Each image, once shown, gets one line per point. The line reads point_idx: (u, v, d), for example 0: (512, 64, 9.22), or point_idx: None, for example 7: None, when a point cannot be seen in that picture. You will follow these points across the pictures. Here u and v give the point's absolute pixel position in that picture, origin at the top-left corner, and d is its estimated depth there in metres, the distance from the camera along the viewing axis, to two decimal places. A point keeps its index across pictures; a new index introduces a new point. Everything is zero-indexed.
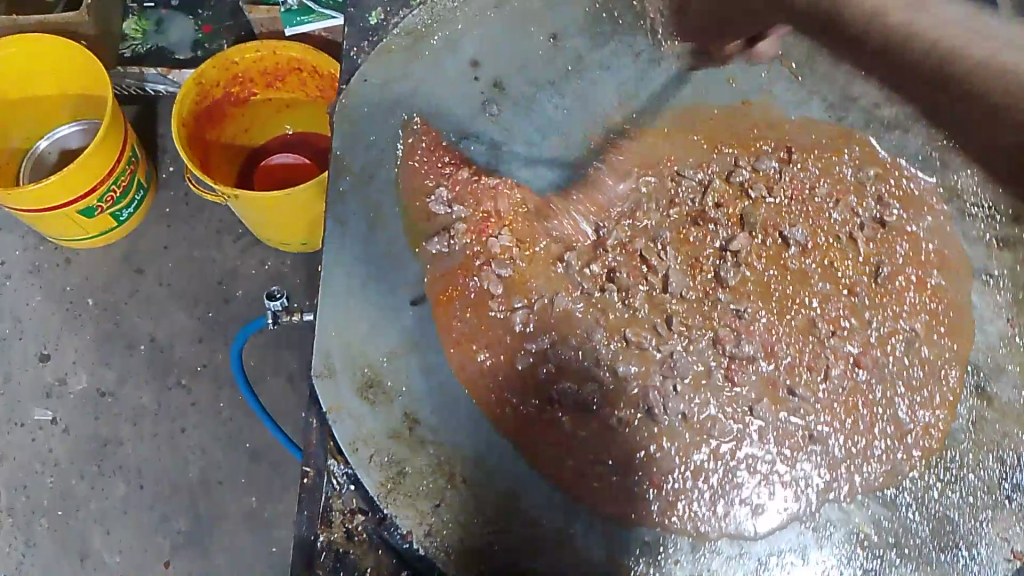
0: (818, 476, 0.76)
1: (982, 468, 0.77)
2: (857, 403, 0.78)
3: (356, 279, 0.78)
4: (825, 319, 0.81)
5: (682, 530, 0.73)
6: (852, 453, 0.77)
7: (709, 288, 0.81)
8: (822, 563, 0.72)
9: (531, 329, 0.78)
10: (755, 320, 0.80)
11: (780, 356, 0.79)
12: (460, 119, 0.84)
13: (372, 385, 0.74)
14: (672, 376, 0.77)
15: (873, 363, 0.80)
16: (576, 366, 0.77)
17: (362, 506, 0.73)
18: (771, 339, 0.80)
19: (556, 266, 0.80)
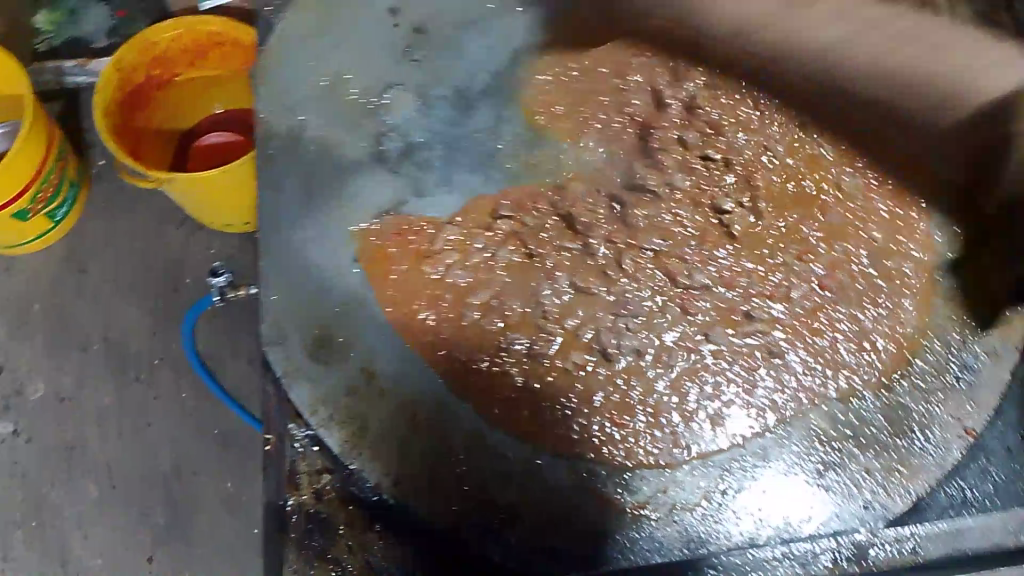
0: (777, 385, 0.77)
1: (930, 355, 0.79)
2: (819, 321, 0.80)
3: (297, 239, 0.77)
4: (791, 244, 0.82)
5: (652, 455, 0.74)
6: (811, 364, 0.78)
7: (654, 224, 0.82)
8: (783, 463, 0.74)
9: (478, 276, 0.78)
10: (715, 253, 0.81)
11: (739, 283, 0.80)
12: (383, 66, 0.82)
13: (326, 344, 0.74)
14: (623, 316, 0.78)
15: (838, 285, 0.81)
16: (522, 319, 0.77)
17: (327, 466, 0.73)
18: (722, 267, 0.81)
19: (500, 222, 0.80)
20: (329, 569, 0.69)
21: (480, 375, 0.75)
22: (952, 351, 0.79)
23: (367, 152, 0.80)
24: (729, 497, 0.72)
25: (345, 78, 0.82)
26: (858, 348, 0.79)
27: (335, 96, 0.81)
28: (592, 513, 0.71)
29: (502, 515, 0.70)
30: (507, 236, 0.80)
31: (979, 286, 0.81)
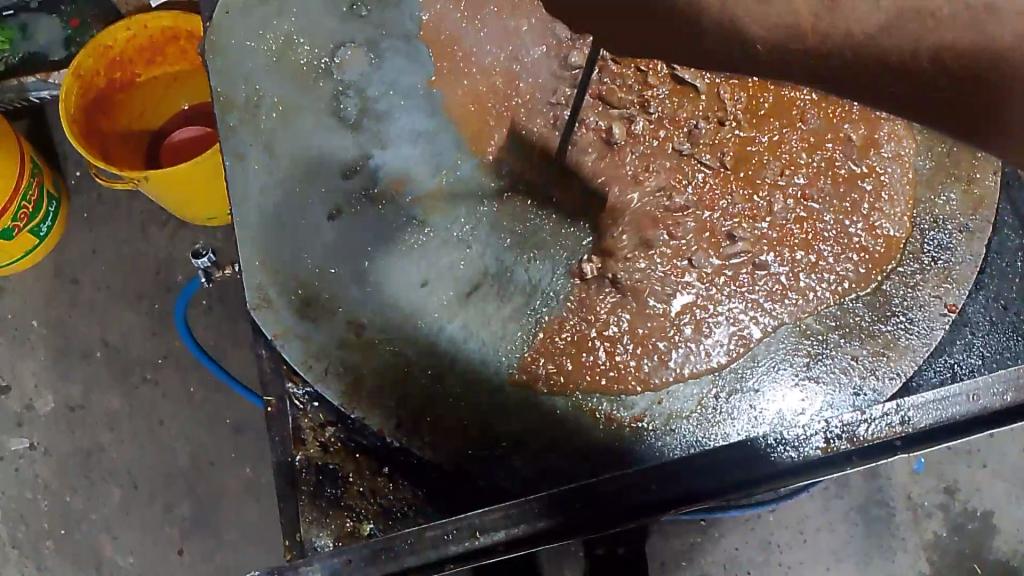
0: (764, 290, 0.79)
1: (904, 241, 0.80)
2: (804, 230, 0.81)
3: (266, 207, 0.77)
4: (774, 158, 0.83)
5: (645, 378, 0.76)
6: (796, 267, 0.80)
7: (626, 143, 0.84)
8: (771, 360, 0.75)
9: (458, 213, 0.80)
10: (697, 179, 0.83)
11: (723, 205, 0.82)
12: (331, 23, 0.84)
13: (312, 303, 0.75)
14: (611, 254, 0.80)
15: (820, 192, 0.82)
16: (507, 271, 0.79)
17: (330, 419, 0.75)
18: (702, 189, 0.83)
19: (484, 174, 0.83)
20: (345, 515, 0.70)
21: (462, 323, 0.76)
22: (919, 231, 0.80)
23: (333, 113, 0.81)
24: (724, 400, 0.74)
25: (299, 46, 0.82)
26: (835, 244, 0.80)
27: (288, 62, 0.82)
28: (591, 431, 0.74)
29: (505, 444, 0.72)
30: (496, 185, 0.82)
31: (942, 168, 0.82)
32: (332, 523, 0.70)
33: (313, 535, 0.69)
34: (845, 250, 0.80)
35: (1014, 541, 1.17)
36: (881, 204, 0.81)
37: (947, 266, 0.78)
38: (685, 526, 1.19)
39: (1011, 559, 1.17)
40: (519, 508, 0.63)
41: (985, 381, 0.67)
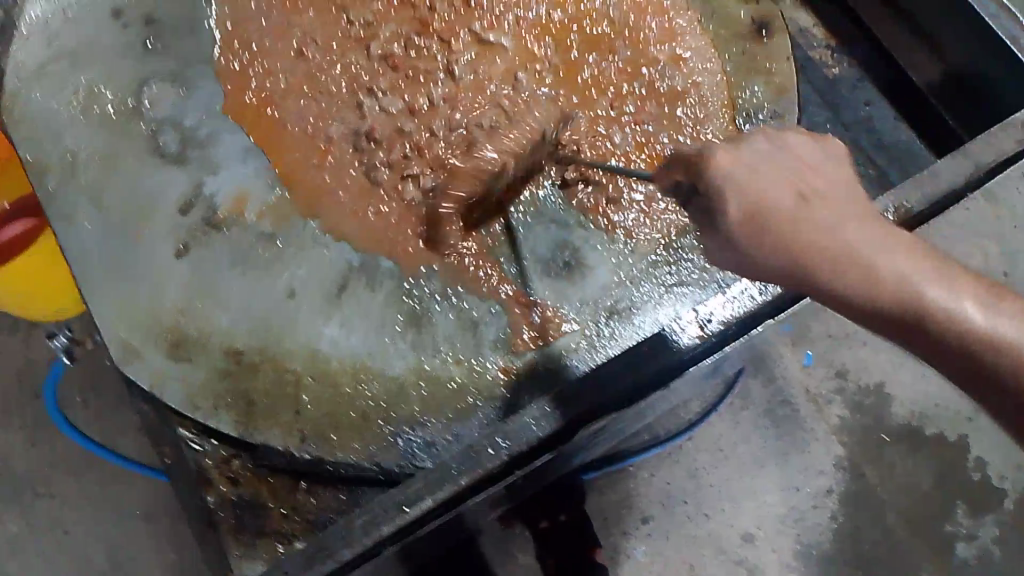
0: (621, 218, 0.81)
1: (732, 138, 0.83)
2: (647, 154, 0.83)
3: (109, 261, 0.76)
4: (603, 91, 0.84)
5: (536, 332, 0.76)
6: (648, 188, 0.82)
7: (460, 109, 0.82)
8: (639, 278, 0.78)
9: (306, 214, 0.79)
10: (539, 126, 0.82)
11: (567, 147, 0.83)
12: (130, 68, 0.82)
13: (183, 342, 0.73)
14: (470, 218, 0.79)
15: (651, 114, 0.84)
16: (374, 264, 0.77)
17: (232, 451, 0.73)
18: (546, 134, 0.82)
19: (327, 175, 0.80)
20: (274, 541, 0.72)
21: (339, 325, 0.75)
22: (743, 128, 0.83)
23: (156, 151, 0.79)
24: (605, 324, 0.76)
25: (101, 100, 0.81)
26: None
27: (94, 114, 0.80)
28: (492, 389, 0.74)
29: (412, 426, 0.72)
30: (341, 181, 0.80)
31: (752, 60, 0.86)
32: (262, 551, 0.71)
33: (245, 568, 0.71)
34: None
35: (908, 405, 1.24)
36: (691, 107, 0.84)
37: None
38: (616, 474, 1.21)
39: (911, 423, 1.24)
40: (441, 471, 0.65)
41: None
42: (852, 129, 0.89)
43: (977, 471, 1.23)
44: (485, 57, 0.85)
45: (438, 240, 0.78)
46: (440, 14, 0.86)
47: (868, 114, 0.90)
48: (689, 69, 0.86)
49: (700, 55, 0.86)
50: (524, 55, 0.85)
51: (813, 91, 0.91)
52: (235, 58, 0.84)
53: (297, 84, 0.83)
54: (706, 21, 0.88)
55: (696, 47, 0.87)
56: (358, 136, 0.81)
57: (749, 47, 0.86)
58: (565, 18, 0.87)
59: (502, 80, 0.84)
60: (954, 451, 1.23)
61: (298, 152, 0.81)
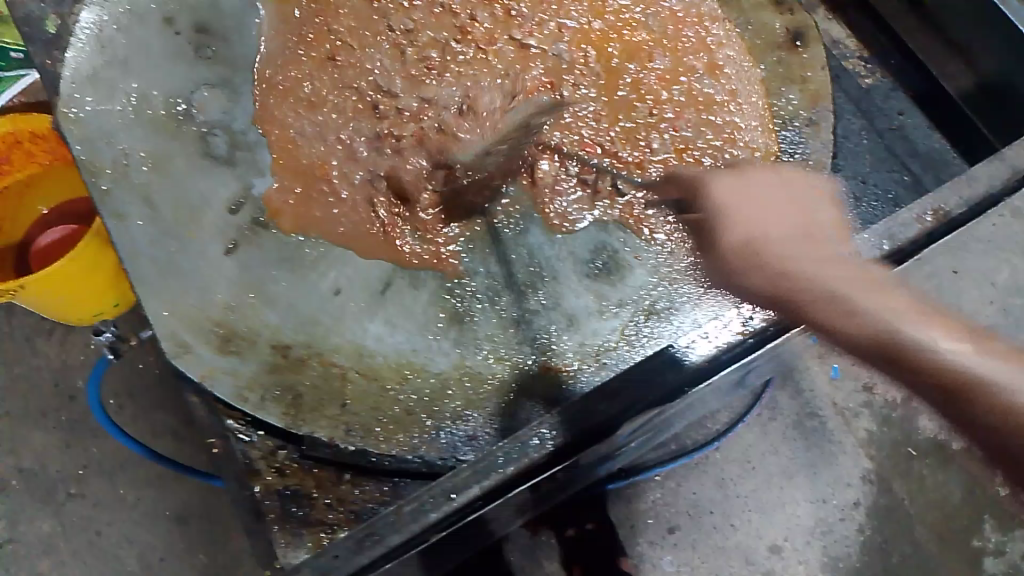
0: (660, 220, 0.82)
1: (769, 144, 0.85)
2: (686, 158, 0.84)
3: (161, 258, 0.78)
4: (641, 98, 0.86)
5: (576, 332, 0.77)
6: None
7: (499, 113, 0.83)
8: (675, 279, 0.80)
9: (353, 212, 0.81)
10: (580, 132, 0.85)
11: (606, 151, 0.84)
12: (182, 73, 0.85)
13: (232, 337, 0.75)
14: (514, 222, 0.82)
15: (688, 120, 0.85)
16: (420, 264, 0.80)
17: (278, 443, 0.75)
18: (586, 140, 0.84)
19: (371, 176, 0.82)
20: (320, 531, 0.72)
21: (384, 323, 0.77)
22: (780, 135, 0.85)
23: (207, 154, 0.82)
24: (644, 322, 0.78)
25: (153, 104, 0.83)
26: (716, 161, 0.84)
27: (148, 117, 0.83)
28: (533, 386, 0.75)
29: (455, 420, 0.73)
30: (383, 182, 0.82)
31: (790, 70, 0.88)
32: (308, 541, 0.71)
33: (292, 557, 0.70)
34: (725, 167, 0.84)
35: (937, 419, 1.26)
36: (727, 113, 0.86)
37: (806, 158, 0.84)
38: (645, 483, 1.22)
39: (938, 438, 1.25)
40: (485, 463, 0.68)
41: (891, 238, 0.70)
42: (885, 137, 0.89)
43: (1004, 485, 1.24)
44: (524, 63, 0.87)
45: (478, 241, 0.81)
46: (480, 23, 0.88)
47: (901, 123, 0.91)
48: (726, 78, 0.87)
49: (737, 65, 0.88)
50: (563, 62, 0.87)
51: (848, 100, 0.92)
52: (277, 72, 0.86)
53: (344, 91, 0.85)
54: (743, 31, 0.89)
55: (733, 57, 0.88)
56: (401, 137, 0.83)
57: (787, 58, 0.88)
58: (604, 28, 0.89)
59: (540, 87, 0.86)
60: (989, 464, 1.24)
61: (345, 154, 0.83)
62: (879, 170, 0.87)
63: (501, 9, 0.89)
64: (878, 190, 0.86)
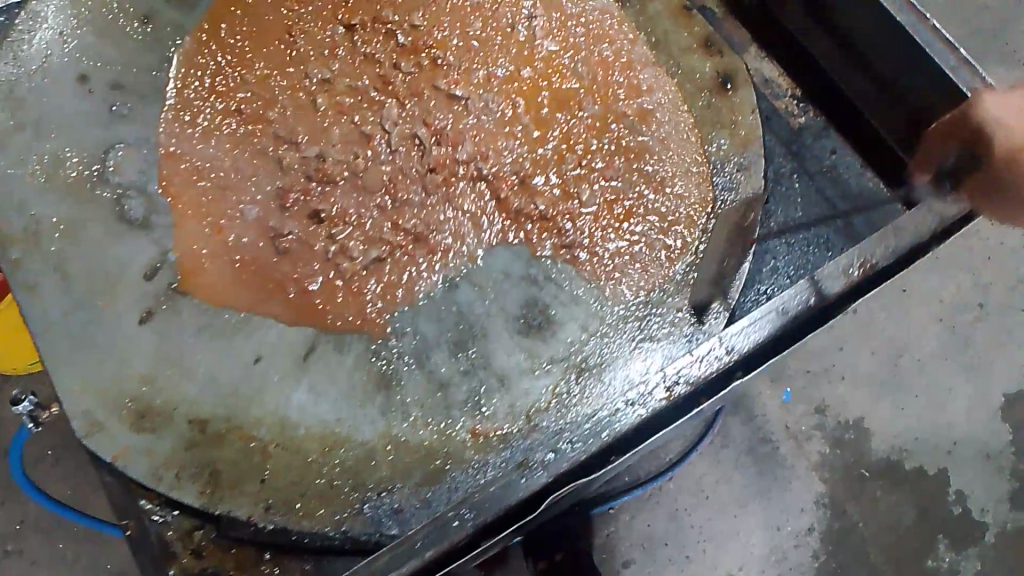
0: (591, 272, 0.81)
1: (699, 192, 0.84)
2: (617, 209, 0.83)
3: (74, 330, 0.74)
4: (570, 149, 0.84)
5: (508, 395, 0.75)
6: (615, 244, 0.82)
7: (423, 170, 0.81)
8: (605, 336, 0.78)
9: (277, 268, 0.78)
10: (507, 185, 0.82)
11: (534, 204, 0.81)
12: (94, 132, 0.81)
13: (148, 412, 0.72)
14: (437, 278, 0.78)
15: (617, 167, 0.84)
16: (341, 325, 0.77)
17: (195, 522, 0.71)
18: (511, 193, 0.82)
19: (290, 236, 0.78)
20: None
21: (306, 392, 0.74)
22: (711, 181, 0.84)
23: (121, 216, 0.79)
24: (574, 380, 0.76)
25: (63, 167, 0.80)
26: (645, 212, 0.83)
27: (57, 180, 0.79)
28: (461, 454, 0.73)
29: (380, 494, 0.71)
30: (306, 245, 0.78)
31: (718, 113, 0.86)
32: None
33: None
34: (655, 219, 0.83)
35: (887, 440, 1.16)
36: (654, 161, 0.84)
37: (734, 208, 0.84)
38: None
39: (890, 458, 1.16)
40: (405, 544, 0.61)
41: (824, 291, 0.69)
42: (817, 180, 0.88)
43: (957, 503, 1.15)
44: (449, 113, 0.83)
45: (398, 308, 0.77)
46: (404, 73, 0.84)
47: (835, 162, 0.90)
48: (656, 124, 0.85)
49: (671, 113, 0.86)
50: (490, 111, 0.84)
51: (780, 142, 0.90)
52: (196, 130, 0.83)
53: (261, 148, 0.82)
54: (673, 79, 0.87)
55: (664, 103, 0.86)
56: (321, 198, 0.80)
57: (716, 104, 0.86)
58: (532, 77, 0.86)
59: (466, 140, 0.82)
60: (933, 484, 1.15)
61: (262, 213, 0.80)
62: (810, 218, 0.86)
63: (427, 59, 0.85)
64: (810, 234, 0.85)
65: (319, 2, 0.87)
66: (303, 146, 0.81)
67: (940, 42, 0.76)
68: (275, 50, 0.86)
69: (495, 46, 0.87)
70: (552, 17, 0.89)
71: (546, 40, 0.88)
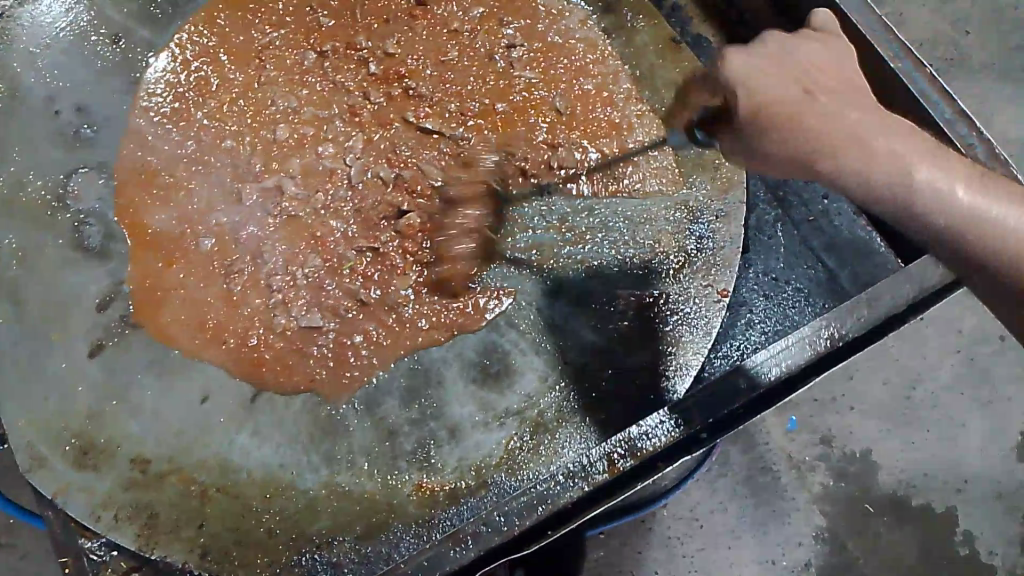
0: (559, 316, 0.77)
1: (674, 238, 0.80)
2: (585, 254, 0.79)
3: (22, 360, 0.73)
4: (542, 188, 0.81)
5: (460, 448, 0.72)
6: (583, 289, 0.78)
7: (387, 205, 0.79)
8: (566, 389, 0.75)
9: (233, 301, 0.76)
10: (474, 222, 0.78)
11: (497, 243, 0.78)
12: (55, 156, 0.80)
13: (90, 450, 0.71)
14: (393, 320, 0.76)
15: (589, 212, 0.80)
16: (291, 365, 0.75)
17: (132, 565, 0.71)
18: (479, 231, 0.78)
19: (248, 268, 0.77)
20: None
21: (251, 437, 0.72)
22: (689, 229, 0.80)
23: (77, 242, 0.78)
24: (530, 437, 0.73)
25: (22, 190, 0.79)
26: (615, 258, 0.79)
27: (16, 204, 0.78)
28: (405, 506, 0.71)
29: (320, 547, 0.69)
30: (262, 279, 0.77)
31: (699, 156, 0.82)
32: None
33: None
34: (625, 265, 0.79)
35: (894, 473, 1.08)
36: (625, 200, 0.81)
37: (710, 256, 0.79)
38: None
39: (896, 494, 1.08)
40: None
41: (788, 358, 0.65)
42: (803, 230, 0.84)
43: (963, 545, 1.07)
44: (415, 148, 0.81)
45: (350, 351, 0.75)
46: (373, 103, 0.83)
47: (826, 209, 0.84)
48: (633, 169, 0.82)
49: (655, 150, 0.82)
50: (459, 144, 0.81)
51: (765, 185, 0.85)
52: (158, 155, 0.81)
53: (223, 175, 0.80)
54: (657, 115, 0.85)
55: (645, 143, 0.83)
56: (279, 228, 0.78)
57: (700, 142, 0.82)
58: (507, 111, 0.84)
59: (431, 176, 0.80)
60: (938, 525, 1.07)
61: (219, 242, 0.78)
62: (793, 268, 0.83)
63: (399, 89, 0.84)
64: (792, 287, 0.82)
65: (292, 27, 0.86)
66: (264, 177, 0.80)
67: (937, 92, 0.72)
68: (247, 71, 0.84)
69: (470, 78, 0.85)
70: (531, 48, 0.87)
71: (524, 71, 0.85)
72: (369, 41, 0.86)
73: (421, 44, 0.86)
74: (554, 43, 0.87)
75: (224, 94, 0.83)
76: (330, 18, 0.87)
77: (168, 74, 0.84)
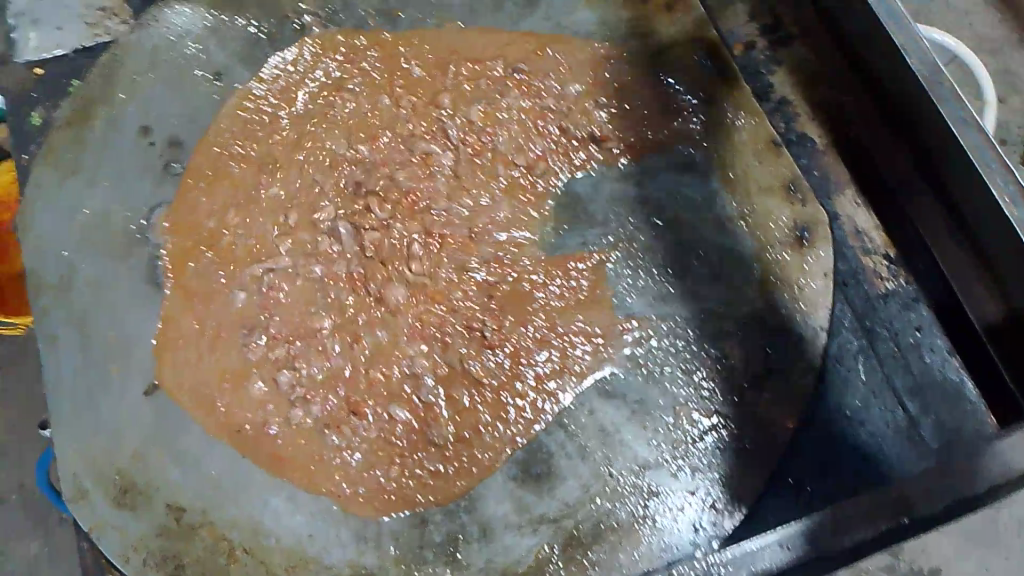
0: (621, 416, 0.75)
1: (743, 358, 0.77)
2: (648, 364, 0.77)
3: (82, 391, 0.72)
4: (614, 284, 0.80)
5: (494, 546, 0.70)
6: (641, 398, 0.76)
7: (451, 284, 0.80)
8: (607, 503, 0.72)
9: (292, 354, 0.78)
10: (544, 310, 0.80)
11: (563, 332, 0.79)
12: (143, 189, 0.81)
13: (131, 490, 0.70)
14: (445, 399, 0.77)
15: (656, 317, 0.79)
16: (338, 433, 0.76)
17: None
18: (543, 329, 0.79)
19: (311, 325, 0.79)
20: None
21: (289, 501, 0.72)
22: (762, 348, 0.77)
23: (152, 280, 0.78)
24: (561, 552, 0.69)
25: (105, 216, 0.78)
26: (679, 372, 0.77)
27: (100, 230, 0.78)
28: None
29: None
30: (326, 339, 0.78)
31: (781, 271, 0.79)
32: None
33: None
34: (689, 380, 0.77)
35: None
36: (701, 309, 0.79)
37: (778, 382, 0.76)
38: None
39: None
40: None
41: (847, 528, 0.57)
42: (888, 365, 0.78)
43: None
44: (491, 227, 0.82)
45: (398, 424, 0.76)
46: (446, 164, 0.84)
47: (918, 342, 0.78)
48: (711, 280, 0.80)
49: (738, 262, 0.80)
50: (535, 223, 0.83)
51: (851, 313, 0.81)
52: (243, 200, 0.83)
53: (301, 228, 0.82)
54: (743, 225, 0.82)
55: (725, 253, 0.81)
56: (346, 288, 0.80)
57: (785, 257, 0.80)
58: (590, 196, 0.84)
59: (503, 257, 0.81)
60: None
61: (290, 291, 0.80)
62: (869, 406, 0.77)
63: (479, 160, 0.85)
64: (865, 429, 0.76)
65: (380, 75, 0.88)
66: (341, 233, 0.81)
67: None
68: (336, 120, 0.86)
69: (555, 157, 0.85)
70: (623, 133, 0.86)
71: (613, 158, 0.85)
72: (456, 105, 0.87)
73: (506, 112, 0.87)
74: (646, 133, 0.86)
75: (312, 143, 0.85)
76: (421, 70, 0.88)
77: (262, 116, 0.86)
